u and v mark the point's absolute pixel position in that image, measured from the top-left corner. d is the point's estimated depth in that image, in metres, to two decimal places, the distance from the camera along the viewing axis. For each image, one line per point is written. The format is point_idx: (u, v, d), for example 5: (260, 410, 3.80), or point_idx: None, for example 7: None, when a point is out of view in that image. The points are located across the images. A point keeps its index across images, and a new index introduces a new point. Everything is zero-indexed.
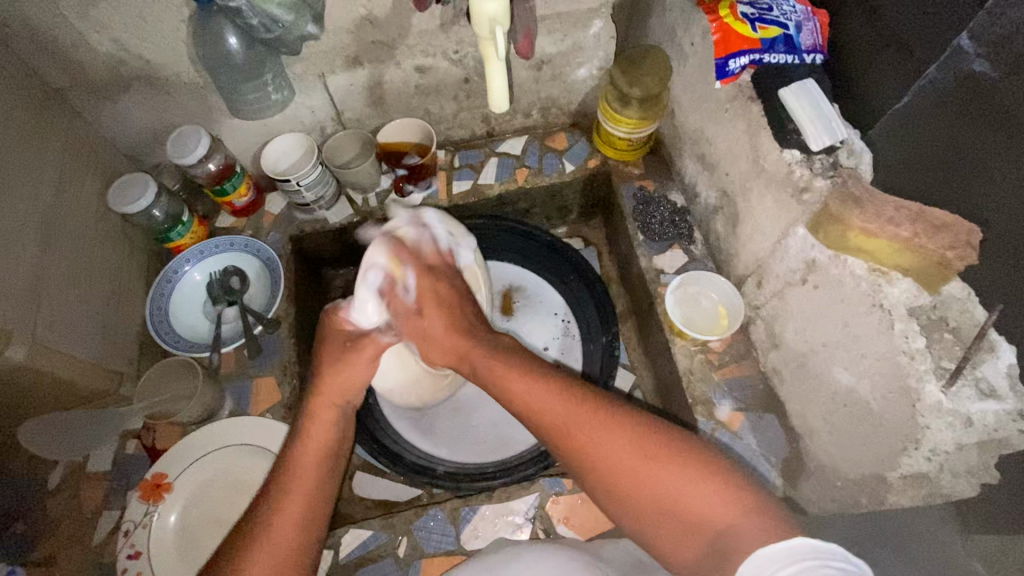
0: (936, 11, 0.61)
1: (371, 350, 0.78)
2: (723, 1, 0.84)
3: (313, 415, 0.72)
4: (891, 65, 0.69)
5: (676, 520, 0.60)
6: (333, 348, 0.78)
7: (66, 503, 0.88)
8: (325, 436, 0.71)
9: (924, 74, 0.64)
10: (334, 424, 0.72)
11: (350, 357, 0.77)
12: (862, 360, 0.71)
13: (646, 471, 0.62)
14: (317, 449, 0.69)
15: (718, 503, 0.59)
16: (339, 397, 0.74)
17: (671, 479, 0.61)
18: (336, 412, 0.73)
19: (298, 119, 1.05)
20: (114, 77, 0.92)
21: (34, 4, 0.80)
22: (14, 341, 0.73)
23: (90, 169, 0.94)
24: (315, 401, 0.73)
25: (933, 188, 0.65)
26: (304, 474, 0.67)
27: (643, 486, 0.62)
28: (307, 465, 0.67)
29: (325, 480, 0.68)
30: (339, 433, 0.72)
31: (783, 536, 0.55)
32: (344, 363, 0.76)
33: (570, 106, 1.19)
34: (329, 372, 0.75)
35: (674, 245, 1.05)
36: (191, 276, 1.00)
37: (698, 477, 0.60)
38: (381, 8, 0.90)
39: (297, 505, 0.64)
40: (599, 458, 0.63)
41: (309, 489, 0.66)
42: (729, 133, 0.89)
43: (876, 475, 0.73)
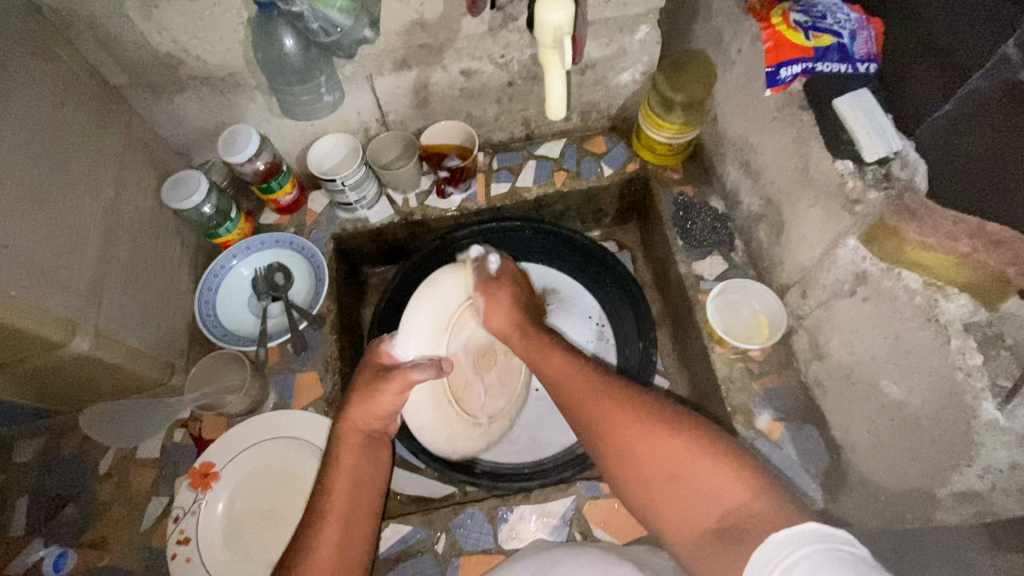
0: (985, 16, 0.60)
1: (398, 382, 0.75)
2: (775, 8, 0.83)
3: (342, 439, 0.74)
4: (929, 70, 0.68)
5: (686, 497, 0.62)
6: (362, 377, 0.77)
7: (116, 487, 0.91)
8: (357, 459, 0.73)
9: (966, 82, 0.63)
10: (363, 448, 0.74)
11: (379, 388, 0.74)
12: (913, 374, 0.71)
13: (655, 451, 0.64)
14: (349, 465, 0.72)
15: (727, 481, 0.60)
16: (366, 424, 0.75)
17: (681, 459, 0.63)
18: (362, 437, 0.75)
19: (344, 119, 1.08)
20: (170, 76, 0.95)
21: (102, 6, 0.83)
22: (80, 332, 0.75)
23: (146, 166, 0.97)
24: (343, 426, 0.75)
25: (968, 189, 0.64)
26: (342, 487, 0.70)
27: (656, 465, 0.64)
28: (344, 480, 0.71)
29: (359, 490, 0.71)
30: (370, 457, 0.74)
31: (791, 520, 0.56)
32: (372, 396, 0.74)
33: (610, 110, 1.19)
34: (356, 400, 0.75)
35: (713, 251, 1.04)
36: (238, 270, 1.03)
37: (707, 453, 0.63)
38: (432, 12, 0.92)
39: (337, 510, 0.69)
40: (615, 439, 0.67)
41: (348, 502, 0.70)
42: (777, 141, 0.89)
43: (924, 491, 0.72)
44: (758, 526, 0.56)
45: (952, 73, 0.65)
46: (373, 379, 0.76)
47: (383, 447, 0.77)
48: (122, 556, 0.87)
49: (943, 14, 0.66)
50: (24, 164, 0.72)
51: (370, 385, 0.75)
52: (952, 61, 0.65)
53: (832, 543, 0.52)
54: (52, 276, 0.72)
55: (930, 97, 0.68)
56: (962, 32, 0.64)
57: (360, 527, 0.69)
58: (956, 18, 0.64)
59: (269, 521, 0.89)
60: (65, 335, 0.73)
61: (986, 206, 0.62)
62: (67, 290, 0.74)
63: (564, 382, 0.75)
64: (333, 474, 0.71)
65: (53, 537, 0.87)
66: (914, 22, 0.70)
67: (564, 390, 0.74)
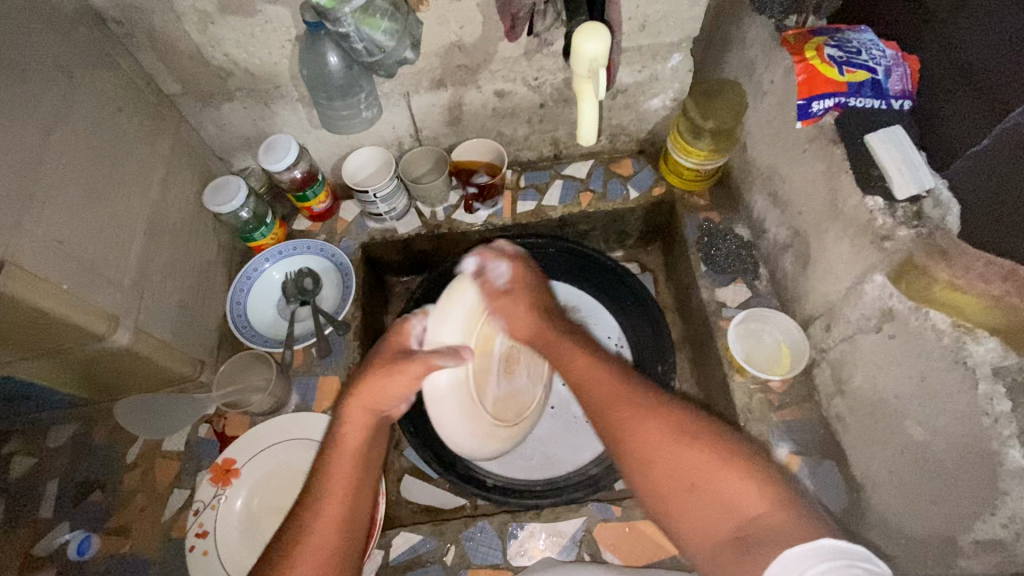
0: None
1: (420, 366, 0.72)
2: (810, 42, 0.84)
3: (347, 417, 0.70)
4: (973, 104, 0.67)
5: (714, 508, 0.60)
6: (381, 354, 0.72)
7: (142, 477, 0.95)
8: (360, 444, 0.68)
9: (1007, 116, 0.62)
10: (366, 429, 0.69)
11: (394, 368, 0.70)
12: (938, 416, 0.70)
13: (672, 450, 0.63)
14: (354, 444, 0.68)
15: (752, 495, 0.59)
16: (374, 405, 0.70)
17: (712, 468, 0.61)
18: (369, 416, 0.70)
19: (380, 133, 1.12)
20: (219, 87, 1.00)
21: (162, 21, 0.88)
22: (121, 326, 0.78)
23: (190, 170, 1.02)
24: (349, 404, 0.70)
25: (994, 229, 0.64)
26: (343, 469, 0.66)
27: (676, 475, 0.62)
28: (345, 464, 0.66)
29: (361, 479, 0.66)
30: (372, 443, 0.69)
31: (813, 536, 0.54)
32: (385, 376, 0.70)
33: (639, 133, 1.21)
34: (371, 375, 0.70)
35: (737, 279, 1.04)
36: (270, 273, 1.06)
37: (733, 469, 0.60)
38: (470, 35, 0.95)
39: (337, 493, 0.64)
40: (634, 441, 0.66)
41: (351, 485, 0.65)
42: (807, 173, 0.89)
43: (947, 537, 0.70)
44: (778, 537, 0.55)
45: (995, 107, 0.64)
46: (391, 360, 0.72)
47: (386, 432, 0.72)
48: (142, 544, 0.89)
49: (980, 47, 0.65)
50: (80, 166, 0.76)
51: (389, 364, 0.71)
52: (989, 98, 0.65)
53: (846, 558, 0.51)
54: (100, 272, 0.76)
55: (970, 133, 0.68)
56: (1001, 67, 0.63)
57: (358, 515, 0.65)
58: (994, 50, 0.63)
59: (284, 520, 0.91)
60: (108, 329, 0.76)
61: (1002, 247, 0.63)
62: (112, 285, 0.78)
63: (589, 378, 0.73)
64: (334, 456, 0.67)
65: (77, 523, 0.91)
66: (953, 57, 0.70)
67: (589, 388, 0.72)
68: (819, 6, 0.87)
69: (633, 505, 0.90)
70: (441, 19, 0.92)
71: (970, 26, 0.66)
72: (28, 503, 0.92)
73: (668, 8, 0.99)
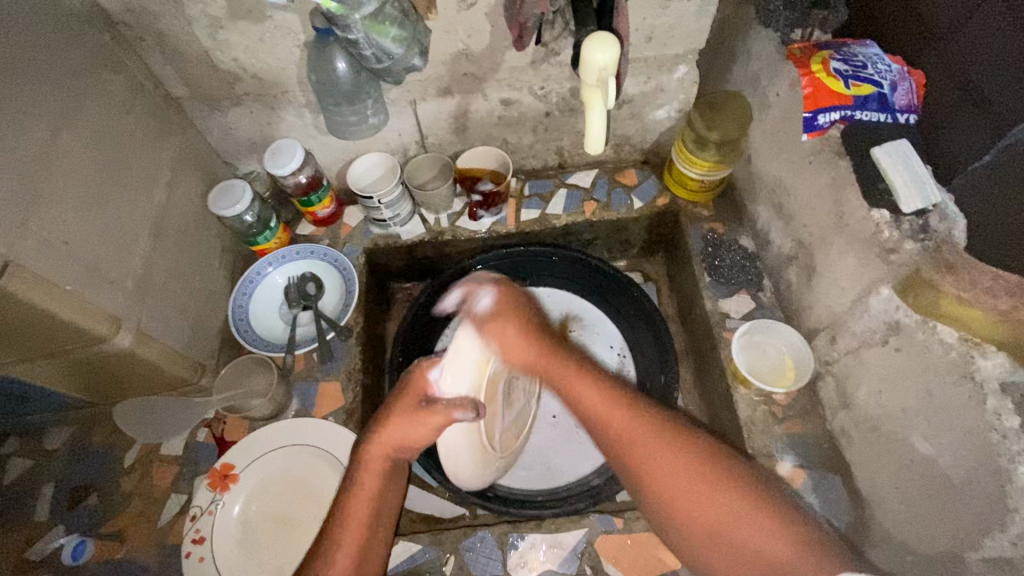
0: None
1: (441, 419, 0.69)
2: (816, 55, 0.85)
3: (368, 462, 0.71)
4: (973, 121, 0.68)
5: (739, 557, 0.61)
6: (404, 403, 0.71)
7: (139, 481, 0.94)
8: (380, 487, 0.70)
9: (1012, 131, 0.63)
10: (386, 474, 0.71)
11: (418, 419, 0.69)
12: (945, 432, 0.69)
13: (694, 494, 0.65)
14: (372, 490, 0.70)
15: (770, 539, 0.60)
16: (394, 450, 0.71)
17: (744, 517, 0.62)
18: (389, 462, 0.71)
19: (386, 140, 1.12)
20: (227, 91, 1.00)
21: (172, 25, 0.88)
22: (123, 328, 0.78)
23: (195, 173, 1.02)
24: (370, 447, 0.71)
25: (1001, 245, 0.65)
26: (359, 514, 0.68)
27: (698, 513, 0.64)
28: (363, 508, 0.69)
29: (377, 522, 0.69)
30: (392, 484, 0.71)
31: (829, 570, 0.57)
32: (409, 426, 0.69)
33: (643, 144, 1.22)
34: (393, 423, 0.70)
35: (741, 290, 1.04)
36: (273, 277, 1.06)
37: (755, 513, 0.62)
38: (478, 44, 0.96)
39: (354, 539, 0.67)
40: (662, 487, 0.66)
41: (365, 531, 0.68)
42: (811, 185, 0.89)
43: (955, 555, 0.69)
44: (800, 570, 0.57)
45: (998, 124, 0.65)
46: (415, 408, 0.70)
47: (404, 473, 0.74)
48: (138, 550, 0.88)
49: (985, 62, 0.66)
50: (86, 167, 0.76)
51: (412, 413, 0.70)
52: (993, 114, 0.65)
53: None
54: (103, 274, 0.76)
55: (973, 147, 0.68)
56: (1008, 82, 0.63)
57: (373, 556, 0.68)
58: (1001, 66, 0.64)
59: (281, 527, 0.90)
60: (110, 331, 0.76)
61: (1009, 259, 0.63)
62: (116, 287, 0.78)
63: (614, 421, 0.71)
64: (351, 501, 0.69)
65: (72, 526, 0.90)
66: (957, 72, 0.70)
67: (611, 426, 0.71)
68: (825, 19, 0.89)
69: (635, 517, 0.89)
70: (449, 27, 0.93)
71: (975, 41, 0.67)
72: (23, 506, 0.91)
73: (675, 20, 0.99)
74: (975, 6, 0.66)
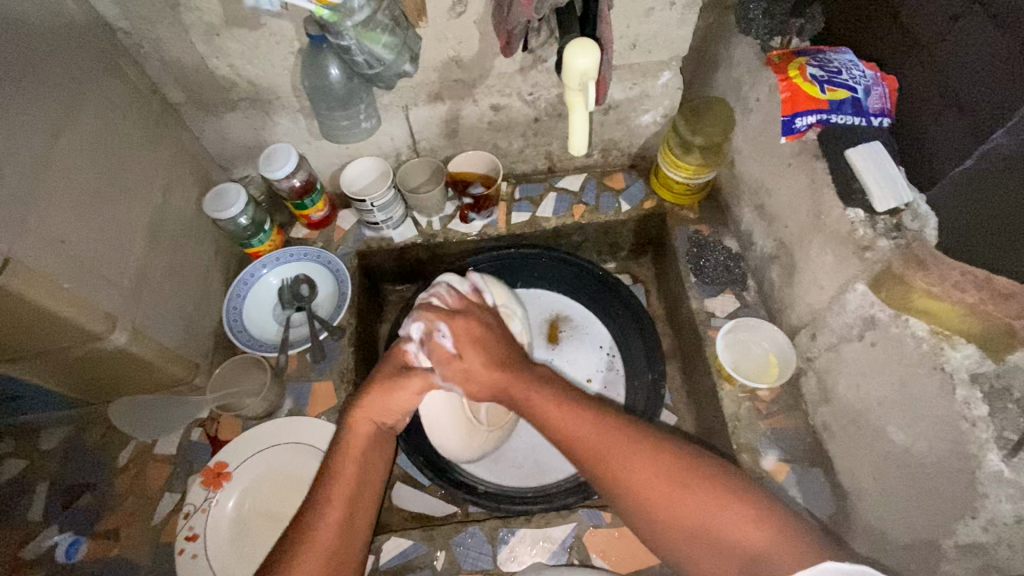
0: (1002, 80, 0.63)
1: (417, 382, 0.78)
2: (793, 62, 0.88)
3: (353, 426, 0.75)
4: (950, 122, 0.71)
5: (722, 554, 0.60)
6: (384, 372, 0.79)
7: (132, 480, 0.94)
8: (365, 450, 0.74)
9: (988, 138, 0.66)
10: (371, 440, 0.75)
11: (398, 385, 0.77)
12: (919, 423, 0.71)
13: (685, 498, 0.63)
14: (358, 451, 0.73)
15: (744, 526, 0.60)
16: (378, 417, 0.77)
17: (710, 504, 0.62)
18: (373, 428, 0.76)
19: (378, 144, 1.14)
20: (223, 96, 1.02)
21: (169, 32, 0.91)
22: (118, 326, 0.79)
23: (191, 177, 1.04)
24: (356, 414, 0.76)
25: (970, 242, 0.68)
26: (347, 474, 0.71)
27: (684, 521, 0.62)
28: (350, 468, 0.72)
29: (363, 482, 0.72)
30: (376, 450, 0.75)
31: (808, 562, 0.56)
32: (390, 391, 0.77)
33: (630, 148, 1.25)
34: (376, 391, 0.77)
35: (726, 289, 1.07)
36: (266, 279, 1.08)
37: (701, 483, 0.63)
38: (468, 51, 0.99)
39: (342, 497, 0.69)
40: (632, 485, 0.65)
41: (353, 486, 0.70)
42: (791, 187, 0.92)
43: (931, 542, 0.71)
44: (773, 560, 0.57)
45: (975, 125, 0.68)
46: (394, 376, 0.78)
47: (390, 443, 0.78)
48: (131, 548, 0.89)
49: (967, 69, 0.68)
50: (85, 169, 0.78)
51: (392, 379, 0.78)
52: (977, 119, 0.68)
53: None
54: (100, 273, 0.78)
55: (957, 150, 0.71)
56: (990, 88, 0.65)
57: (360, 520, 0.70)
58: (982, 72, 0.66)
59: (273, 524, 0.91)
60: (105, 329, 0.77)
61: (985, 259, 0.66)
62: (112, 286, 0.79)
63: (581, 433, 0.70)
64: (337, 464, 0.72)
65: (66, 525, 0.90)
66: (931, 75, 0.74)
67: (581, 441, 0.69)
68: (802, 27, 0.91)
69: (623, 512, 0.90)
70: (440, 35, 0.96)
71: (957, 49, 0.69)
72: (16, 506, 0.92)
73: (658, 28, 1.03)
74: (956, 16, 0.68)
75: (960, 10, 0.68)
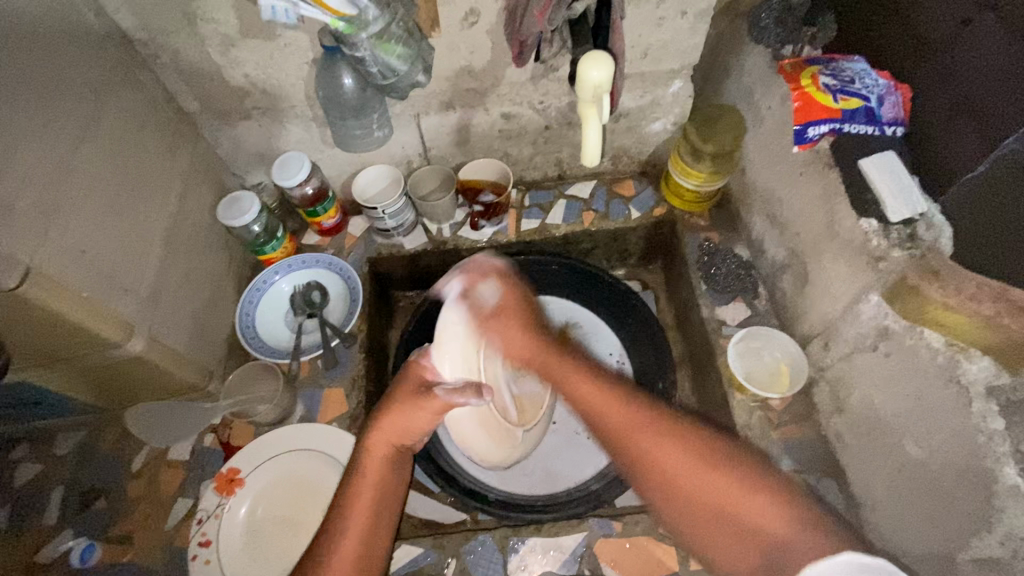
0: (1012, 83, 0.63)
1: (436, 404, 0.74)
2: (805, 71, 0.88)
3: (371, 450, 0.74)
4: (963, 128, 0.70)
5: (729, 529, 0.62)
6: (401, 392, 0.76)
7: (147, 485, 0.95)
8: (383, 473, 0.73)
9: (1000, 146, 0.64)
10: (390, 462, 0.74)
11: (416, 407, 0.74)
12: (934, 436, 0.71)
13: (710, 481, 0.64)
14: (375, 477, 0.73)
15: (773, 515, 0.61)
16: (397, 438, 0.75)
17: (737, 496, 0.63)
18: (391, 451, 0.75)
19: (390, 152, 1.15)
20: (237, 106, 1.04)
21: (186, 43, 0.92)
22: (135, 334, 0.80)
23: (205, 185, 1.05)
24: (373, 437, 0.75)
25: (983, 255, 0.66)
26: (364, 502, 0.71)
27: (728, 514, 0.62)
28: (367, 496, 0.71)
29: (382, 508, 0.72)
30: (393, 473, 0.74)
31: None
32: (408, 413, 0.74)
33: (641, 155, 1.25)
34: (391, 413, 0.74)
35: (737, 297, 1.06)
36: (279, 285, 1.09)
37: (746, 493, 0.63)
38: (479, 60, 1.00)
39: (358, 527, 0.69)
40: (659, 467, 0.67)
41: (367, 517, 0.70)
42: (803, 196, 0.92)
43: (946, 555, 0.70)
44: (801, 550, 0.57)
45: (989, 133, 0.66)
46: (413, 395, 0.75)
47: (408, 464, 0.77)
48: (144, 554, 0.90)
49: (980, 76, 0.67)
50: (104, 178, 0.79)
51: (410, 402, 0.74)
52: (989, 125, 0.67)
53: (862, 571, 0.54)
54: (117, 281, 0.78)
55: (970, 157, 0.69)
56: (1005, 95, 0.64)
57: (381, 533, 0.71)
58: (995, 80, 0.65)
59: (285, 531, 0.91)
60: (122, 337, 0.78)
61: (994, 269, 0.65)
62: (128, 294, 0.80)
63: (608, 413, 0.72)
64: (358, 488, 0.72)
65: (81, 529, 0.91)
66: (942, 82, 0.73)
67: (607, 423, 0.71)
68: (814, 36, 0.93)
69: (634, 521, 0.90)
70: (452, 45, 0.96)
71: (970, 56, 0.68)
72: (33, 509, 0.93)
73: (669, 37, 1.03)
74: (972, 23, 0.67)
75: (975, 15, 0.67)
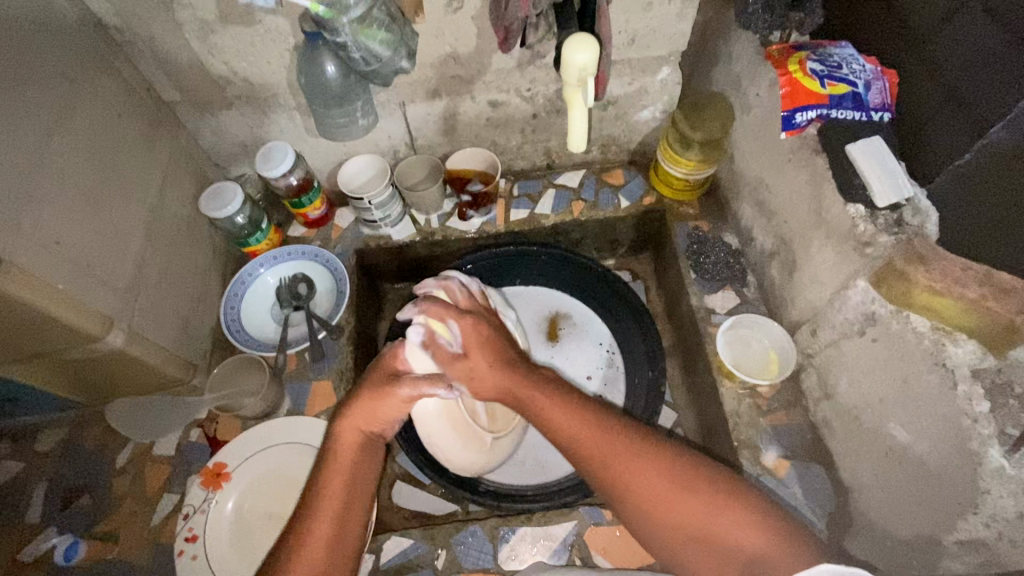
0: (997, 70, 0.62)
1: (408, 390, 0.74)
2: (793, 56, 0.87)
3: (341, 437, 0.74)
4: (949, 118, 0.70)
5: (705, 548, 0.63)
6: (374, 379, 0.76)
7: (131, 482, 0.94)
8: (354, 459, 0.72)
9: (987, 135, 0.64)
10: (361, 449, 0.73)
11: (386, 394, 0.74)
12: (920, 419, 0.71)
13: (690, 505, 0.65)
14: (346, 463, 0.72)
15: (749, 529, 0.62)
16: (368, 425, 0.74)
17: (711, 516, 0.64)
18: (361, 437, 0.74)
19: (376, 141, 1.14)
20: (219, 95, 1.02)
21: (163, 30, 0.90)
22: (115, 327, 0.79)
23: (186, 176, 1.03)
24: (344, 424, 0.74)
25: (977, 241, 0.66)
26: (335, 487, 0.69)
27: (706, 536, 0.63)
28: (339, 480, 0.70)
29: (354, 495, 0.70)
30: (364, 461, 0.73)
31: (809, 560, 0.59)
32: (379, 400, 0.74)
33: (629, 144, 1.24)
34: (365, 400, 0.74)
35: (726, 286, 1.06)
36: (264, 278, 1.07)
37: (724, 507, 0.64)
38: (464, 47, 0.98)
39: (330, 510, 0.68)
40: (631, 488, 0.67)
41: (339, 501, 0.69)
42: (791, 183, 0.91)
43: (932, 537, 0.71)
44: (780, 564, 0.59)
45: (974, 122, 0.66)
46: (384, 385, 0.74)
47: (379, 452, 0.75)
48: (129, 551, 0.88)
49: (964, 64, 0.67)
50: (80, 168, 0.77)
51: (381, 389, 0.74)
52: (974, 113, 0.66)
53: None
54: (95, 273, 0.77)
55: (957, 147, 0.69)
56: (989, 83, 0.64)
57: (354, 517, 0.69)
58: (978, 68, 0.65)
59: (272, 525, 0.90)
60: (101, 331, 0.76)
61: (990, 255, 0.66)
62: (108, 287, 0.78)
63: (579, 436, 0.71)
64: (329, 472, 0.71)
65: (64, 527, 0.90)
66: (927, 68, 0.73)
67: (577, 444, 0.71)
68: (801, 22, 0.89)
69: None
70: (437, 31, 0.95)
71: (955, 44, 0.68)
72: (15, 507, 0.92)
73: (657, 23, 1.02)
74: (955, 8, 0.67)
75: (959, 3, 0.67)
